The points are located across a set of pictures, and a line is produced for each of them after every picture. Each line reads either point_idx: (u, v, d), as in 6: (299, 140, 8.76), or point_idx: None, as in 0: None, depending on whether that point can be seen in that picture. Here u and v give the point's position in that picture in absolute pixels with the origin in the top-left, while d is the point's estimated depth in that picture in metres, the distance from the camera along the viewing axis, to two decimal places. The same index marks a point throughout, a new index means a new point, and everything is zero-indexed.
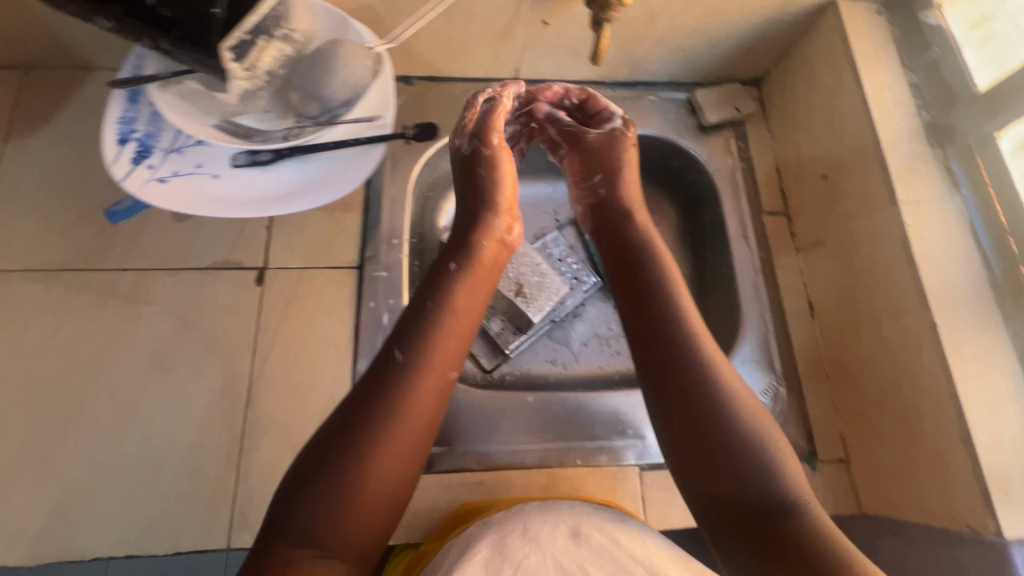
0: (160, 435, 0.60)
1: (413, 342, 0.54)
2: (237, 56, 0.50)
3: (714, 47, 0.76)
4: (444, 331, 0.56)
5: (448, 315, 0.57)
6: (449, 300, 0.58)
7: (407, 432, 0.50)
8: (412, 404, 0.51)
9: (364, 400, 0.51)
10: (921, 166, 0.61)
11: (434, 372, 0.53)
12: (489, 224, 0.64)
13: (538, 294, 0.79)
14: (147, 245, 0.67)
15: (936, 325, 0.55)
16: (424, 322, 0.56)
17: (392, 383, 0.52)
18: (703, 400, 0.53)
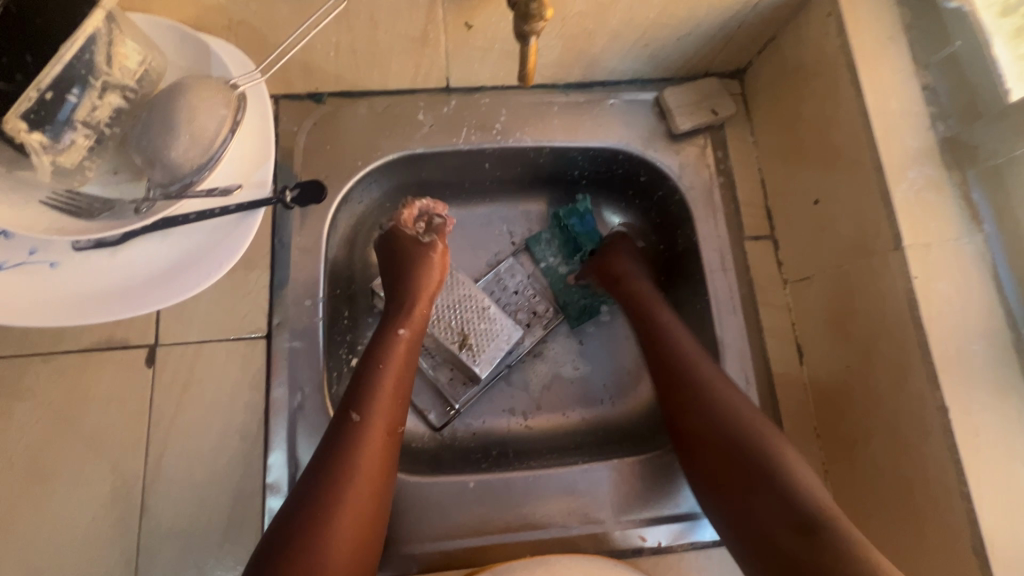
0: (42, 556, 0.52)
1: (365, 400, 0.53)
2: (34, 123, 0.39)
3: (683, 38, 0.62)
4: (383, 385, 0.54)
5: (396, 368, 0.56)
6: (397, 355, 0.57)
7: (364, 492, 0.49)
8: (365, 461, 0.50)
9: (319, 469, 0.49)
10: (933, 197, 0.50)
11: (379, 427, 0.52)
12: (419, 284, 0.62)
13: (486, 345, 0.66)
14: (9, 327, 0.56)
15: (947, 405, 0.45)
16: (365, 380, 0.54)
17: (349, 443, 0.50)
18: (753, 458, 0.51)
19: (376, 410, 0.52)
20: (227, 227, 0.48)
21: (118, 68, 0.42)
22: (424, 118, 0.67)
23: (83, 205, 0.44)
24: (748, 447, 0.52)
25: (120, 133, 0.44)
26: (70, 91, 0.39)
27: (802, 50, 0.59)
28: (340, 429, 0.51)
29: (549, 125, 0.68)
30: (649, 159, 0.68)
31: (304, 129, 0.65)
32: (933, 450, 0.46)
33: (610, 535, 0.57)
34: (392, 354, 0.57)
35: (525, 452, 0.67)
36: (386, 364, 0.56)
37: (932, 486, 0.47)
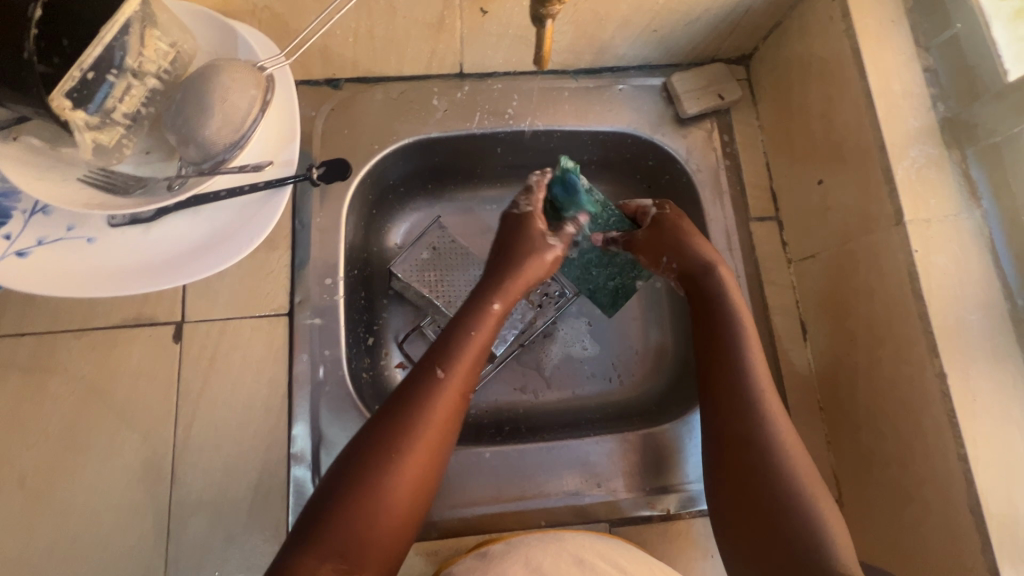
0: (78, 522, 0.54)
1: (452, 359, 0.53)
2: (77, 101, 0.40)
3: (692, 25, 0.64)
4: (469, 346, 0.55)
5: (482, 338, 0.56)
6: (484, 325, 0.56)
7: (433, 451, 0.49)
8: (439, 414, 0.50)
9: (398, 411, 0.49)
10: (934, 175, 0.52)
11: (460, 386, 0.52)
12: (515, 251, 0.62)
13: (500, 325, 0.68)
14: (42, 305, 0.59)
15: (946, 373, 0.48)
16: (453, 338, 0.55)
17: (428, 397, 0.50)
18: (778, 466, 0.50)
19: (457, 375, 0.52)
20: (255, 205, 0.50)
21: (152, 50, 0.44)
22: (438, 103, 0.68)
23: (120, 183, 0.46)
24: (772, 425, 0.52)
25: (154, 113, 0.46)
26: (109, 71, 0.41)
27: (807, 35, 0.61)
28: (426, 380, 0.51)
29: (560, 110, 0.70)
30: (656, 142, 0.70)
31: (322, 114, 0.67)
32: (932, 417, 0.48)
33: (621, 503, 0.60)
34: (483, 324, 0.56)
35: (537, 427, 0.70)
36: (475, 334, 0.56)
37: (931, 451, 0.49)
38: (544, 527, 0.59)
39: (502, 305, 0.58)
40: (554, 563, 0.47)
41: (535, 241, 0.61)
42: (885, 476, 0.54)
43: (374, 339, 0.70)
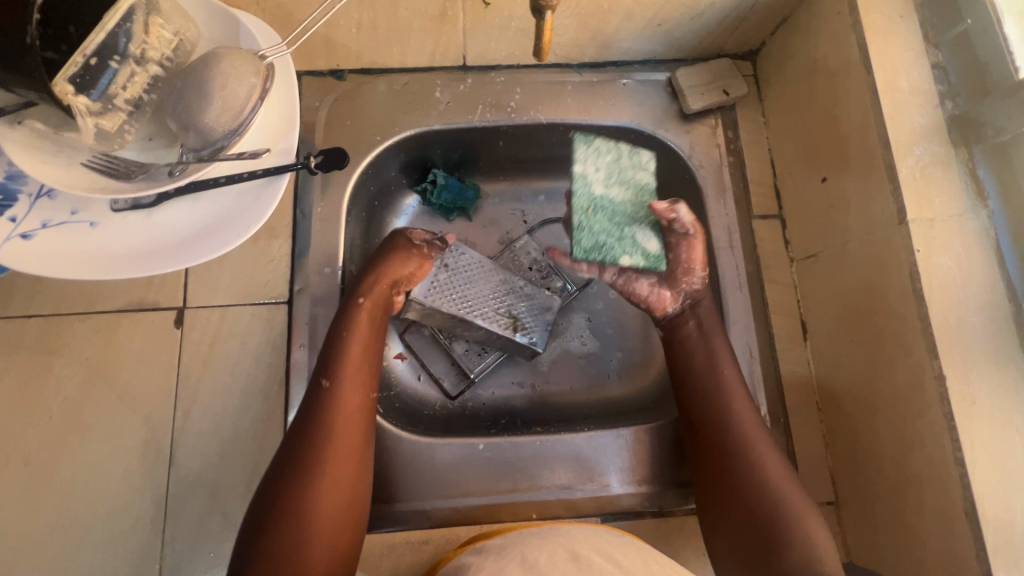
0: (79, 499, 0.56)
1: (332, 365, 0.56)
2: (80, 87, 0.41)
3: (697, 18, 0.63)
4: (356, 349, 0.58)
5: (369, 334, 0.59)
6: (363, 332, 0.59)
7: (350, 441, 0.53)
8: (336, 420, 0.53)
9: (298, 434, 0.52)
10: (939, 174, 0.50)
11: (354, 387, 0.55)
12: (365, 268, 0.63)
13: (529, 318, 0.68)
14: (50, 286, 0.60)
15: (944, 374, 0.47)
16: (338, 346, 0.57)
17: (322, 411, 0.53)
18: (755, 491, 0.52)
19: (348, 374, 0.56)
20: (254, 192, 0.50)
21: (155, 37, 0.44)
22: (441, 96, 0.68)
23: (121, 168, 0.46)
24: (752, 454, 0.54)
25: (156, 100, 0.47)
26: (112, 57, 0.42)
27: (814, 30, 0.60)
28: (314, 398, 0.54)
29: (564, 103, 0.69)
30: (659, 138, 0.70)
31: (326, 105, 0.67)
32: (931, 419, 0.48)
33: (613, 498, 0.60)
34: (360, 323, 0.59)
35: (533, 421, 0.70)
36: (358, 331, 0.58)
37: (929, 455, 0.48)
38: (535, 520, 0.59)
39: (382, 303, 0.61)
40: (547, 559, 0.46)
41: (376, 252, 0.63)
42: (881, 476, 0.53)
43: None
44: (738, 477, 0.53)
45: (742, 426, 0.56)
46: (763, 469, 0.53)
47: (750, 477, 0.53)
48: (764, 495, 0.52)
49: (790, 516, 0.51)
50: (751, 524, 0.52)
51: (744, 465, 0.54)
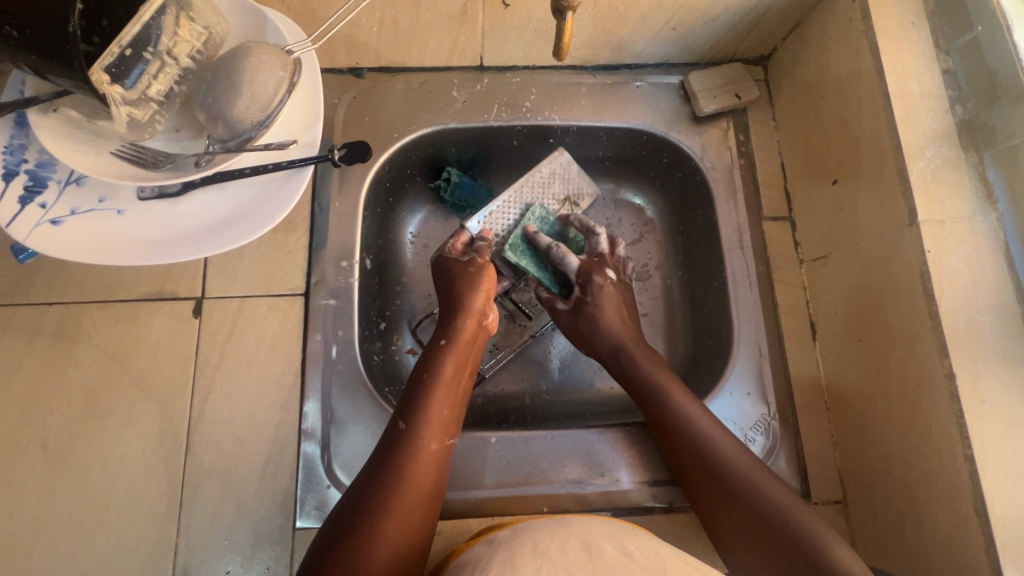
0: (96, 485, 0.56)
1: (415, 408, 0.55)
2: (115, 77, 0.42)
3: (711, 23, 0.64)
4: (439, 396, 0.57)
5: (452, 379, 0.58)
6: (446, 379, 0.58)
7: (425, 482, 0.52)
8: (414, 466, 0.52)
9: (375, 472, 0.52)
10: (949, 176, 0.51)
11: (434, 436, 0.54)
12: (459, 307, 0.62)
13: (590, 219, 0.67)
14: (72, 274, 0.61)
15: (954, 373, 0.47)
16: (421, 390, 0.57)
17: (401, 451, 0.53)
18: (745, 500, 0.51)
19: (428, 418, 0.55)
20: (278, 183, 0.52)
21: (186, 30, 0.45)
22: (457, 95, 0.70)
23: (150, 158, 0.48)
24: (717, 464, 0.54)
25: (186, 91, 0.48)
26: (145, 50, 0.43)
27: (826, 36, 0.61)
28: (393, 439, 0.54)
29: (578, 105, 0.70)
30: (672, 140, 0.71)
31: (345, 102, 0.69)
32: (940, 417, 0.48)
33: (623, 493, 0.60)
34: (447, 367, 0.58)
35: (543, 416, 0.70)
36: (443, 375, 0.58)
37: (939, 453, 0.49)
38: (546, 513, 0.59)
39: (465, 343, 0.61)
40: (560, 549, 0.46)
41: (461, 287, 0.62)
42: (890, 475, 0.54)
43: (387, 324, 0.71)
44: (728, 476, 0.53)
45: (711, 433, 0.55)
46: (750, 475, 0.52)
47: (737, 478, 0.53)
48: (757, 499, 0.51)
49: (786, 509, 0.50)
50: (748, 526, 0.51)
51: (730, 463, 0.53)
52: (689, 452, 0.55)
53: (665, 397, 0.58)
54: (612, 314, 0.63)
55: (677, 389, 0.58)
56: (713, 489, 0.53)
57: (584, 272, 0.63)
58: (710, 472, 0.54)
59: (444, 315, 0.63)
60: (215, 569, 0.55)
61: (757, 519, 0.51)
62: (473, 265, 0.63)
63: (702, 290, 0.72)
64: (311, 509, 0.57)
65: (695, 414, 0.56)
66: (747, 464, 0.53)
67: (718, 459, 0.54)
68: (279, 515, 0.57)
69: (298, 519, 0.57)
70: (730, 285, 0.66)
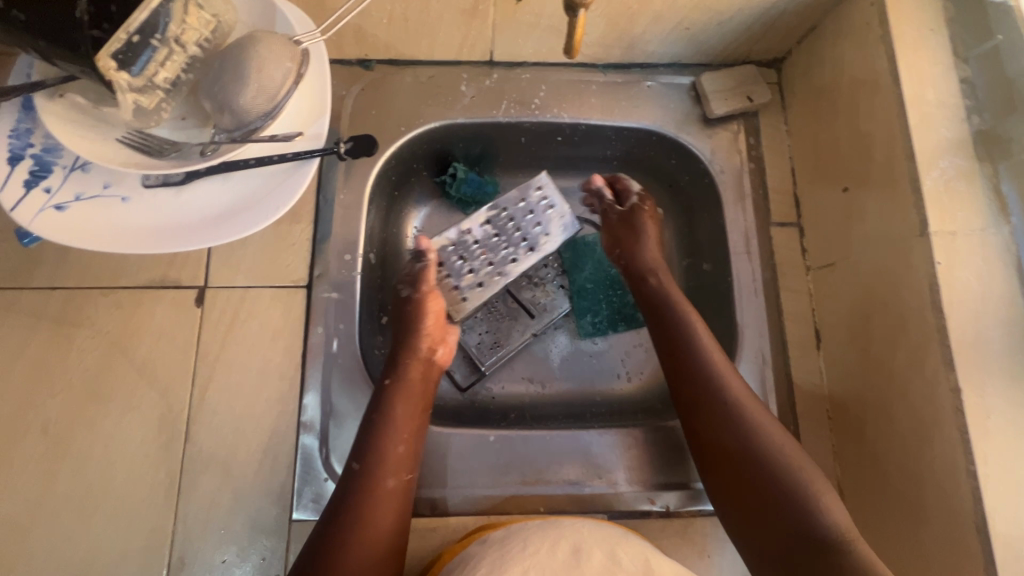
0: (94, 470, 0.57)
1: (367, 447, 0.54)
2: (122, 63, 0.41)
3: (725, 23, 0.63)
4: (395, 436, 0.55)
5: (406, 412, 0.56)
6: (404, 417, 0.56)
7: (382, 526, 0.50)
8: (371, 506, 0.51)
9: (333, 513, 0.50)
10: (963, 187, 0.51)
11: (392, 473, 0.53)
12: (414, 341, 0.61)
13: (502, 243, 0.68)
14: (76, 260, 0.61)
15: (960, 388, 0.47)
16: (375, 428, 0.55)
17: (354, 495, 0.51)
18: (758, 452, 0.51)
19: (382, 458, 0.53)
20: (283, 175, 0.51)
21: (195, 18, 0.45)
22: (466, 90, 0.69)
23: (155, 146, 0.47)
24: (741, 409, 0.54)
25: (193, 80, 0.47)
26: (153, 36, 0.42)
27: (842, 42, 0.60)
28: (346, 486, 0.52)
29: (587, 103, 0.70)
30: (681, 142, 0.70)
31: (352, 94, 0.68)
32: (944, 432, 0.48)
33: (620, 497, 0.60)
34: (396, 411, 0.56)
35: (542, 416, 0.70)
36: (392, 418, 0.55)
37: (940, 466, 0.48)
38: (542, 513, 0.59)
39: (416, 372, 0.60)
40: (551, 550, 0.47)
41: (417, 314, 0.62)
42: (889, 488, 0.53)
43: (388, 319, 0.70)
44: (737, 431, 0.53)
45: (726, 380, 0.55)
46: (767, 425, 0.53)
47: (745, 432, 0.53)
48: (775, 462, 0.51)
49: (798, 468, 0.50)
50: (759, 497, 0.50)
51: (735, 410, 0.54)
52: (710, 398, 0.55)
53: (681, 325, 0.60)
54: (651, 237, 0.68)
55: (705, 336, 0.59)
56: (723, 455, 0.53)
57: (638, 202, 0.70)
58: (715, 405, 0.54)
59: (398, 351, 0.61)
60: (210, 559, 0.55)
61: (753, 466, 0.51)
62: (415, 297, 0.63)
63: (706, 295, 0.71)
64: (307, 502, 0.57)
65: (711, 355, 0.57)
66: (772, 428, 0.53)
67: (746, 422, 0.53)
68: (275, 506, 0.57)
69: (294, 511, 0.57)
70: (735, 289, 0.66)
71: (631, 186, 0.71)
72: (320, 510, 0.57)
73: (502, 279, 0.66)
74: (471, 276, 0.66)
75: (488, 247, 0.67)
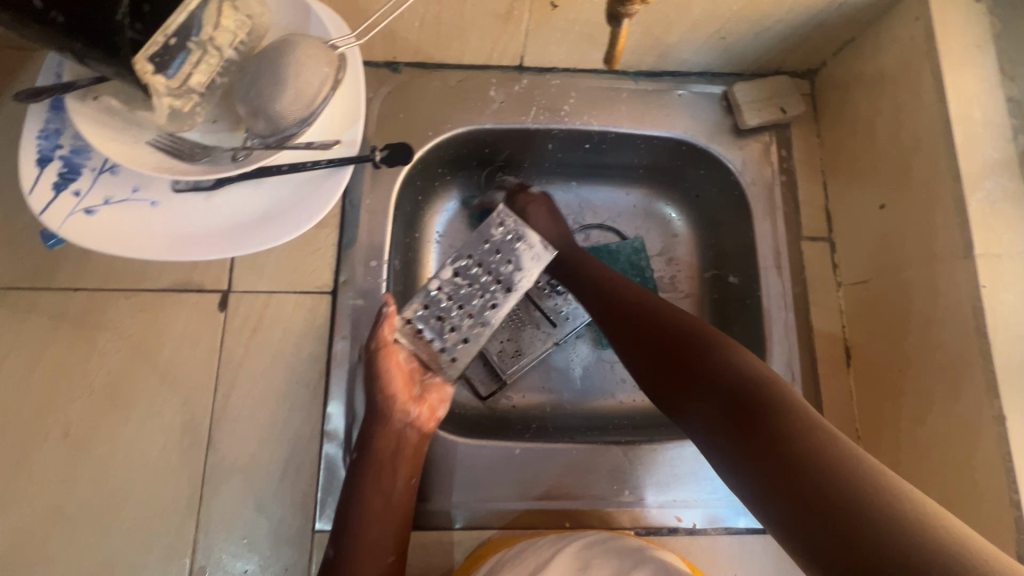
0: (115, 475, 0.56)
1: (346, 534, 0.52)
2: (159, 66, 0.40)
3: (763, 34, 0.62)
4: (371, 516, 0.52)
5: (380, 496, 0.53)
6: (377, 496, 0.53)
7: None
8: None
9: None
10: (1010, 210, 0.50)
11: (370, 556, 0.51)
12: (380, 411, 0.55)
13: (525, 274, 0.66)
14: (98, 262, 0.60)
15: (1004, 415, 0.46)
16: (349, 509, 0.53)
17: None
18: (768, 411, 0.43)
19: (359, 545, 0.51)
20: (315, 181, 0.51)
21: (229, 20, 0.43)
22: (495, 95, 0.68)
23: (186, 149, 0.46)
24: (741, 367, 0.46)
25: (228, 83, 0.46)
26: (189, 39, 0.41)
27: (883, 55, 0.59)
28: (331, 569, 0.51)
29: (617, 110, 0.69)
30: (712, 152, 0.69)
31: (380, 97, 0.67)
32: (985, 459, 0.47)
33: (646, 512, 0.59)
34: (370, 494, 0.53)
35: (564, 426, 0.69)
36: (365, 503, 0.52)
37: (980, 494, 0.47)
38: (568, 528, 0.59)
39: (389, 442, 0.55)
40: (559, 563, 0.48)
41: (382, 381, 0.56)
42: None
43: None
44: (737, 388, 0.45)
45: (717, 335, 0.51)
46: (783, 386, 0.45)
47: (755, 390, 0.45)
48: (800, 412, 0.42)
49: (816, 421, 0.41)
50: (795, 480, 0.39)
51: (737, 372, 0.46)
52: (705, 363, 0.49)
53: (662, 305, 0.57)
54: None
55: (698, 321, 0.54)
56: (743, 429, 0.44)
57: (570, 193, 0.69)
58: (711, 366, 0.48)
59: (365, 419, 0.56)
60: (232, 568, 0.55)
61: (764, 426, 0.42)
62: (372, 356, 0.56)
63: (733, 308, 0.70)
64: (331, 512, 0.57)
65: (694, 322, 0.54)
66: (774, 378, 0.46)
67: (758, 376, 0.45)
68: (298, 516, 0.56)
69: (317, 520, 0.56)
70: (764, 305, 0.65)
71: (560, 184, 0.69)
72: None
73: (487, 329, 0.60)
74: (452, 334, 0.59)
75: (462, 296, 0.60)
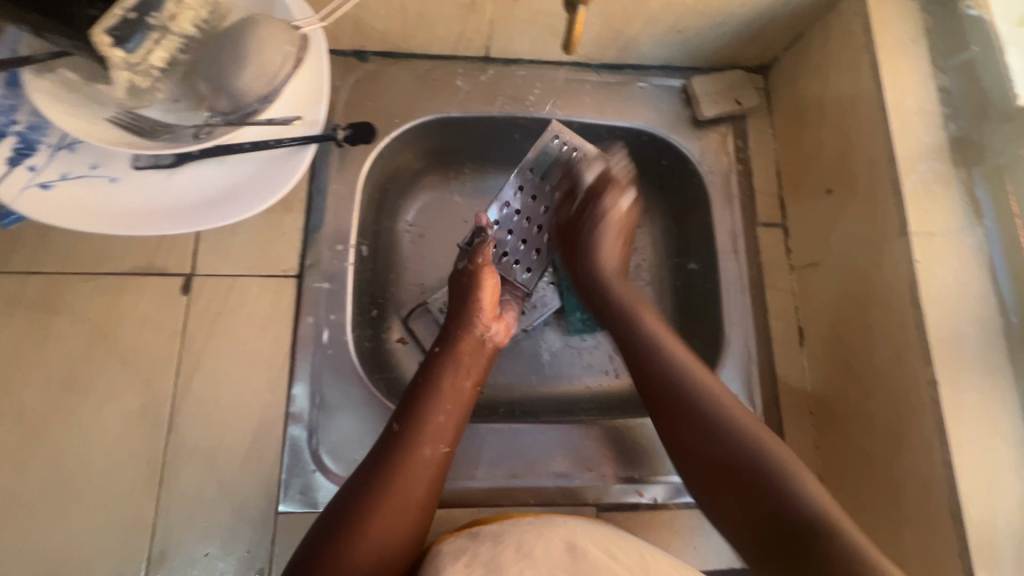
0: (72, 460, 0.55)
1: (409, 414, 0.54)
2: (118, 39, 0.40)
3: (717, 28, 0.65)
4: (439, 404, 0.55)
5: (450, 391, 0.56)
6: (450, 388, 0.56)
7: (413, 495, 0.50)
8: (407, 472, 0.51)
9: (367, 472, 0.51)
10: (940, 190, 0.53)
11: (430, 440, 0.53)
12: (465, 316, 0.61)
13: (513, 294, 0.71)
14: (57, 245, 0.59)
15: (937, 381, 0.49)
16: (417, 392, 0.56)
17: (391, 453, 0.51)
18: (727, 439, 0.51)
19: (421, 425, 0.53)
20: (278, 160, 0.51)
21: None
22: (462, 85, 0.69)
23: (147, 127, 0.47)
24: (722, 408, 0.53)
25: (189, 62, 0.45)
26: (150, 14, 0.41)
27: (828, 49, 0.63)
28: (383, 443, 0.52)
29: (581, 101, 0.71)
30: (672, 142, 0.71)
31: (347, 85, 0.68)
32: (922, 424, 0.50)
33: (610, 489, 0.61)
34: (440, 386, 0.56)
35: (532, 410, 0.70)
36: (434, 392, 0.56)
37: (919, 457, 0.50)
38: (533, 506, 0.59)
39: (468, 382, 0.58)
40: (546, 550, 0.47)
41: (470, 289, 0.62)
42: (871, 479, 0.55)
43: (378, 312, 0.70)
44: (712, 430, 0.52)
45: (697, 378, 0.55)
46: (748, 422, 0.52)
47: (724, 432, 0.51)
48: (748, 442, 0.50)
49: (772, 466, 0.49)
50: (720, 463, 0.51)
51: (714, 413, 0.52)
52: (694, 421, 0.53)
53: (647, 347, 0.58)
54: (608, 250, 0.67)
55: (650, 321, 0.60)
56: (697, 445, 0.52)
57: (598, 186, 0.68)
58: (696, 423, 0.52)
59: (449, 322, 0.62)
60: (192, 552, 0.54)
61: (733, 462, 0.50)
62: (474, 271, 0.63)
63: (694, 293, 0.72)
64: (295, 494, 0.57)
65: (692, 367, 0.56)
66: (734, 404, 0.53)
67: (738, 426, 0.51)
68: (262, 498, 0.56)
69: (281, 503, 0.56)
70: (721, 287, 0.67)
71: (584, 176, 0.68)
72: (307, 502, 0.57)
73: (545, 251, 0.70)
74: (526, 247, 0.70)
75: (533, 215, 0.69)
